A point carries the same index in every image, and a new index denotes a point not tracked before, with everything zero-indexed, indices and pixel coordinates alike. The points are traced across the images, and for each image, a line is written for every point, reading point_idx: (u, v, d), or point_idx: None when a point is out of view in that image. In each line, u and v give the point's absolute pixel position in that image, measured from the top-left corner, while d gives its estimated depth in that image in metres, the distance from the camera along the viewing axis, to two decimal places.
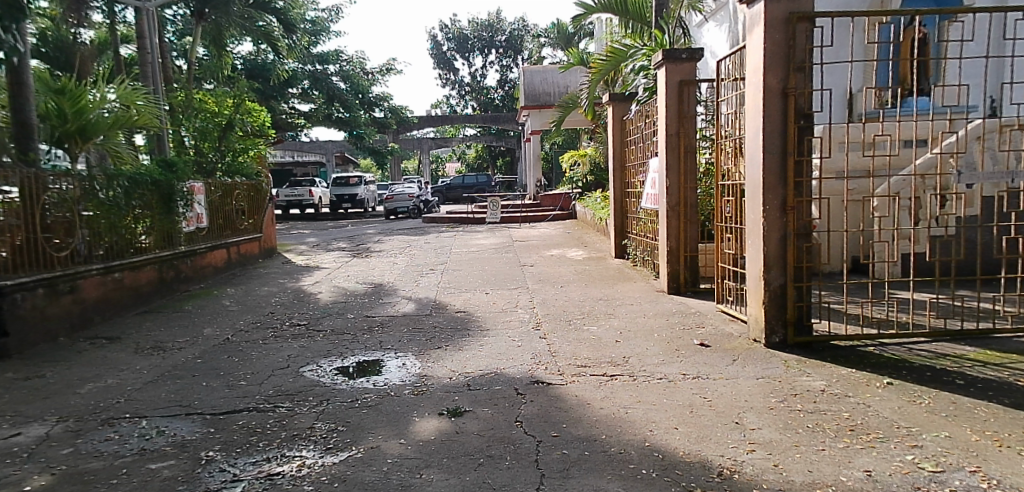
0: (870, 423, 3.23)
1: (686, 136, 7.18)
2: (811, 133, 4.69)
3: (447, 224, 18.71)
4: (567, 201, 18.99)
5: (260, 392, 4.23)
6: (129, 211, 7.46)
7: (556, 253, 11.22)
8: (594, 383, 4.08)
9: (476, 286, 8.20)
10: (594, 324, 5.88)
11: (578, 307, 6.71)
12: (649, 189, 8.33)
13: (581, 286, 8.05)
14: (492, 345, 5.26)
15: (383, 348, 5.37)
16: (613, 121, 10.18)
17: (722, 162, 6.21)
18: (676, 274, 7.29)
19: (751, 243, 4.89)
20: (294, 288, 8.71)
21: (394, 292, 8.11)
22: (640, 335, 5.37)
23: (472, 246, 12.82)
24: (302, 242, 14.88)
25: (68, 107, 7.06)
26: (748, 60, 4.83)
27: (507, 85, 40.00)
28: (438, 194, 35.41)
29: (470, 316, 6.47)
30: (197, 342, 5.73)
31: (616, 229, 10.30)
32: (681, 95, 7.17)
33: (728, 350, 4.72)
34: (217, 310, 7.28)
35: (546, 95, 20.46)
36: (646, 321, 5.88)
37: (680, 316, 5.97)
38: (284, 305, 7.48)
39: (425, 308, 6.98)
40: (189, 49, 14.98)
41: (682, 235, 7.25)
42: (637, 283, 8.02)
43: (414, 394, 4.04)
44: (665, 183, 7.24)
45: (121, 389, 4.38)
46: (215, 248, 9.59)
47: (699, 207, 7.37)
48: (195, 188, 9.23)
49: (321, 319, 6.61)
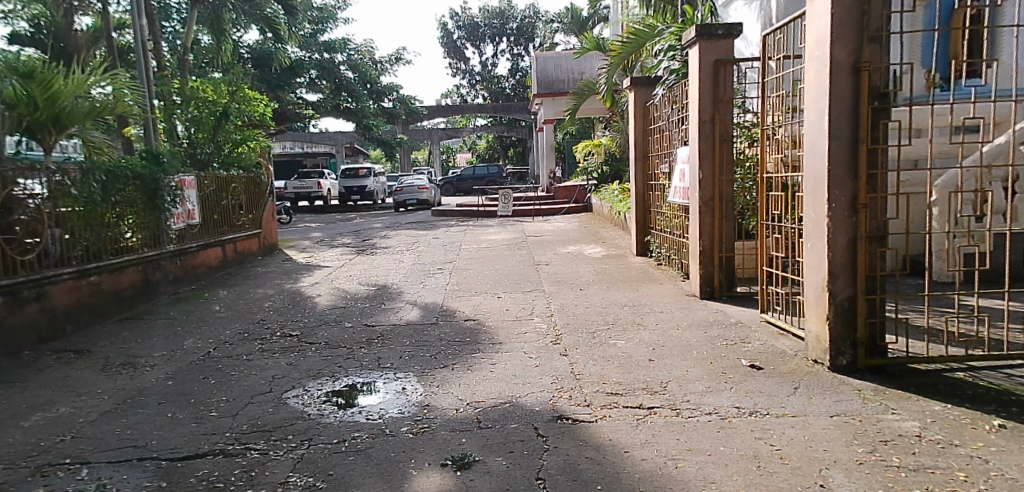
0: (998, 488, 2.51)
1: (722, 122, 6.41)
2: (886, 116, 3.93)
3: (457, 218, 18.05)
4: (582, 194, 18.25)
5: (232, 428, 3.56)
6: (110, 207, 6.81)
7: (573, 249, 10.52)
8: (630, 420, 3.36)
9: (488, 289, 7.53)
10: (622, 337, 5.18)
11: (601, 315, 5.99)
12: (676, 181, 7.57)
13: (603, 288, 7.34)
14: (507, 365, 4.56)
15: (381, 367, 4.69)
16: (635, 107, 9.37)
17: (765, 152, 5.44)
18: (710, 277, 6.55)
19: (811, 247, 4.15)
20: (291, 290, 8.07)
21: (398, 295, 7.44)
22: (677, 352, 4.66)
23: (483, 241, 12.11)
24: (306, 237, 14.25)
25: (39, 93, 6.39)
26: (810, 30, 4.09)
27: (519, 74, 39.13)
28: (448, 186, 34.72)
29: (481, 326, 5.79)
30: (174, 358, 5.09)
31: (639, 224, 9.56)
32: (716, 77, 6.41)
33: (786, 375, 4.00)
34: (205, 317, 6.64)
35: (561, 82, 19.60)
36: (681, 334, 5.17)
37: (719, 329, 5.25)
38: (278, 311, 6.83)
39: (431, 316, 6.30)
40: (190, 37, 14.22)
41: (717, 234, 6.51)
42: (665, 285, 7.29)
43: (413, 433, 3.35)
44: (698, 176, 6.49)
45: (72, 422, 3.73)
46: (208, 246, 8.95)
47: (735, 202, 6.61)
48: (186, 183, 8.50)
49: (316, 329, 5.94)
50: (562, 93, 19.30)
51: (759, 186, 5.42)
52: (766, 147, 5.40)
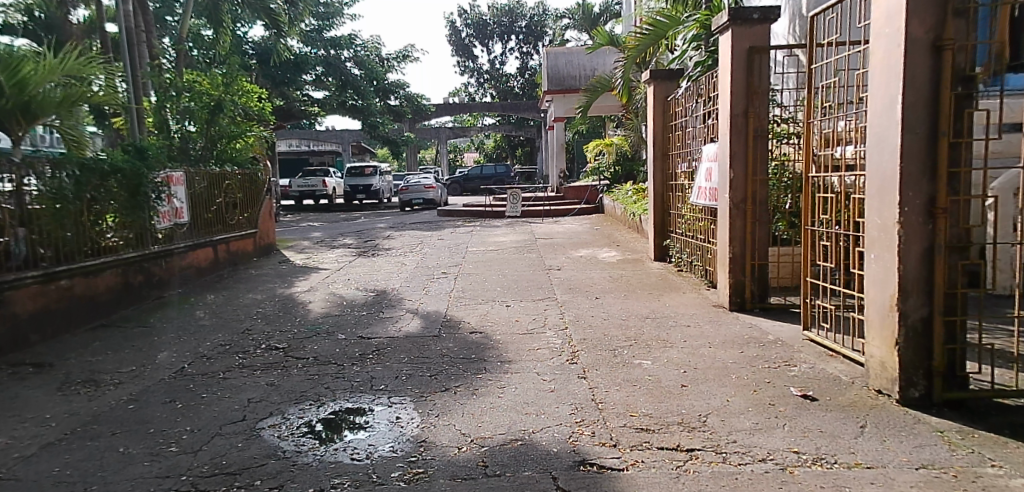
0: None
1: (756, 116, 5.81)
2: (971, 105, 3.32)
3: (464, 218, 17.49)
4: (593, 195, 17.64)
5: (191, 470, 2.98)
6: (86, 204, 6.28)
7: (585, 253, 9.92)
8: (669, 470, 2.78)
9: (495, 296, 6.94)
10: (649, 357, 4.57)
11: (621, 329, 5.39)
12: (700, 180, 6.97)
13: (621, 297, 6.75)
14: (519, 390, 3.97)
15: (374, 389, 4.10)
16: (655, 102, 8.76)
17: (811, 149, 4.80)
18: (741, 287, 5.94)
19: (875, 259, 3.56)
20: (284, 295, 7.50)
21: (398, 303, 6.86)
22: (713, 377, 4.05)
23: (490, 243, 11.53)
24: (307, 237, 13.72)
25: (5, 78, 5.86)
26: (878, 4, 3.49)
27: (528, 73, 38.54)
28: (455, 185, 34.17)
29: (488, 340, 5.21)
30: (143, 374, 4.53)
31: (656, 227, 8.95)
32: (751, 66, 5.79)
33: (848, 410, 3.41)
34: (187, 325, 6.08)
35: (572, 79, 18.93)
36: (715, 354, 4.56)
37: (758, 348, 4.65)
38: (266, 319, 6.26)
39: (433, 327, 5.72)
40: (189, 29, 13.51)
41: (749, 239, 5.90)
42: (688, 295, 6.68)
43: (405, 482, 2.77)
44: (728, 174, 5.88)
45: (5, 458, 3.16)
46: (198, 246, 8.43)
47: (769, 205, 5.99)
48: (173, 179, 7.93)
49: (305, 342, 5.36)
50: (574, 90, 18.65)
51: (804, 186, 4.78)
52: (812, 142, 4.78)
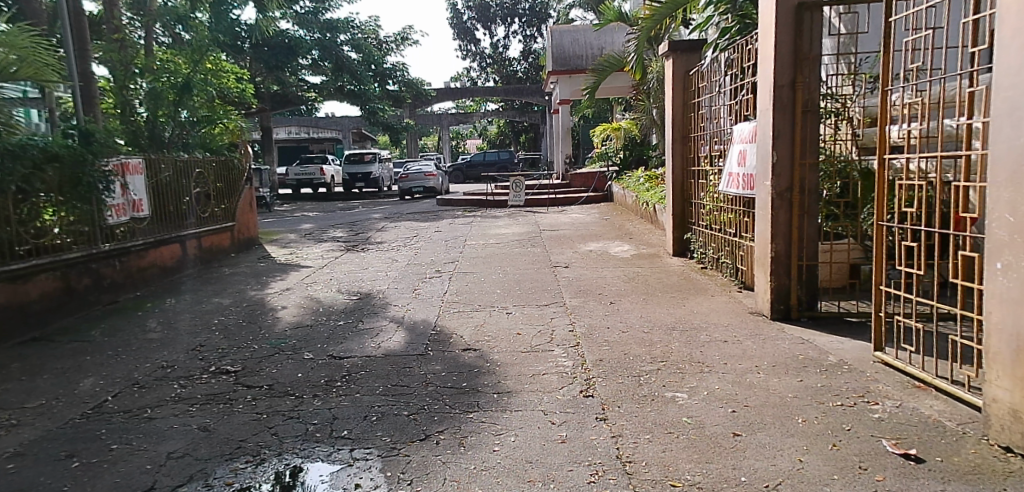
0: None
1: (806, 87, 4.83)
2: None
3: (464, 207, 16.57)
4: (602, 181, 16.58)
5: None
6: (12, 198, 5.36)
7: (596, 247, 8.97)
8: None
9: (494, 301, 6.02)
10: (684, 388, 3.62)
11: (645, 346, 4.45)
12: (731, 164, 5.99)
13: (640, 301, 5.81)
14: (519, 441, 3.03)
15: (333, 437, 3.18)
16: (674, 78, 7.79)
17: (886, 124, 3.82)
18: (785, 292, 4.99)
19: (1009, 269, 2.59)
20: (254, 299, 6.59)
21: (382, 309, 5.93)
22: (773, 421, 3.11)
23: (491, 235, 10.59)
24: (295, 228, 12.81)
25: None
26: None
27: (531, 57, 37.33)
28: (457, 173, 33.26)
29: (483, 361, 4.29)
30: (51, 412, 3.63)
31: (676, 218, 7.99)
32: (800, 26, 4.79)
33: (974, 480, 2.47)
34: (131, 339, 5.16)
35: (578, 59, 17.86)
36: (768, 384, 3.61)
37: (821, 375, 3.71)
38: (225, 332, 5.35)
39: (419, 342, 4.81)
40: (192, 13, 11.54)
41: (796, 234, 4.94)
42: (718, 299, 5.75)
43: None
44: (771, 158, 4.92)
45: None
46: (160, 242, 7.52)
47: (819, 194, 5.02)
48: (129, 167, 6.98)
49: (262, 363, 4.44)
50: (579, 71, 17.69)
51: (877, 172, 3.80)
52: (887, 115, 3.80)
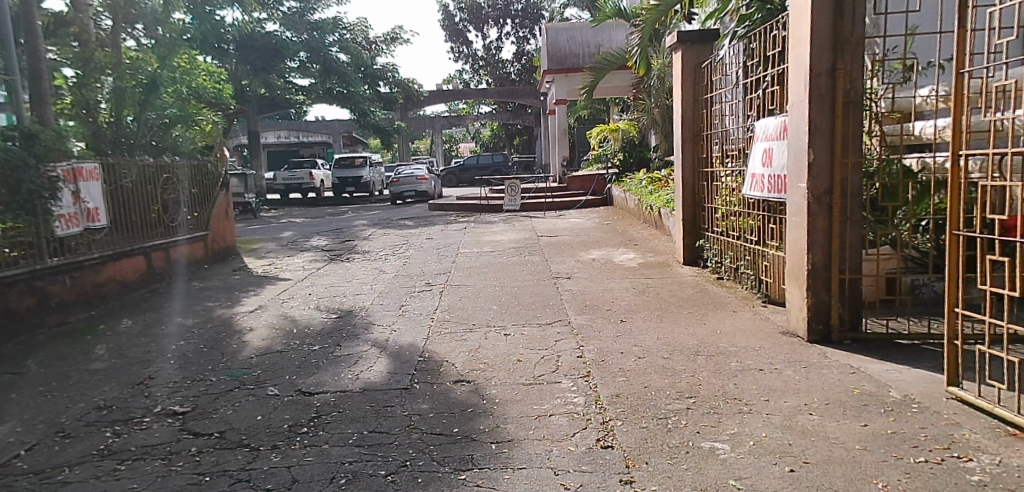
0: None
1: (847, 75, 4.21)
2: None
3: (458, 212, 15.89)
4: (602, 184, 15.69)
5: None
6: None
7: (599, 255, 8.31)
8: None
9: (489, 320, 5.34)
10: (724, 437, 2.96)
11: (668, 378, 3.79)
12: (754, 164, 5.36)
13: (654, 319, 5.15)
14: None
15: None
16: (684, 72, 7.18)
17: (961, 115, 3.17)
18: (824, 310, 4.35)
19: None
20: (221, 319, 5.89)
21: (363, 331, 5.25)
22: (844, 486, 2.46)
23: (485, 243, 9.91)
24: (277, 237, 12.08)
25: None
26: None
27: (524, 58, 36.74)
28: (451, 176, 32.61)
29: (478, 399, 3.61)
30: None
31: (687, 224, 7.35)
32: (841, 4, 4.16)
33: None
34: (70, 371, 4.46)
35: (575, 57, 17.25)
36: (826, 431, 2.96)
37: (889, 417, 3.06)
38: (182, 360, 4.65)
39: (404, 372, 4.14)
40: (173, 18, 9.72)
41: (836, 244, 4.30)
42: (743, 316, 5.10)
43: None
44: (806, 156, 4.29)
45: None
46: (121, 255, 6.84)
47: (862, 197, 4.38)
48: (81, 173, 6.25)
49: (217, 402, 3.76)
50: (576, 70, 17.09)
51: (949, 172, 3.17)
52: (963, 104, 3.15)
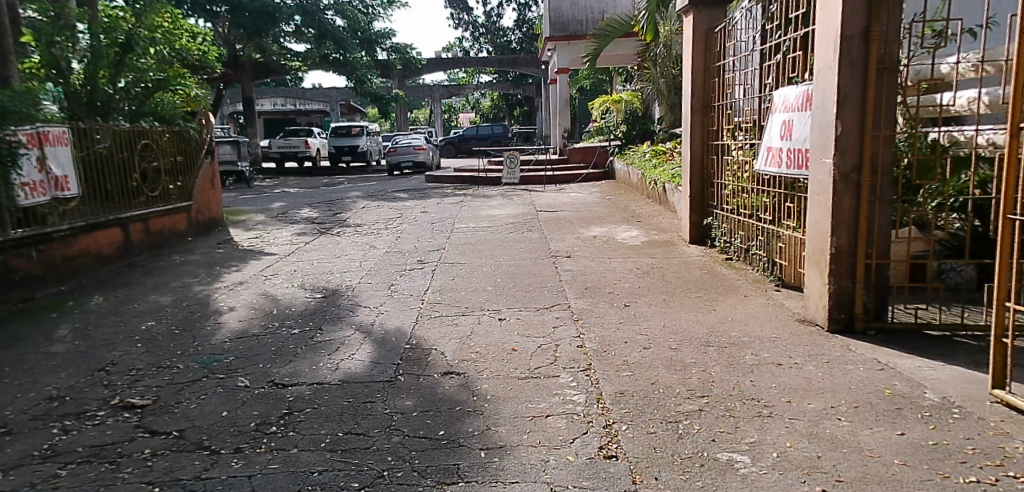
0: None
1: (882, 38, 3.77)
2: None
3: (455, 185, 15.44)
4: (602, 157, 15.53)
5: None
6: None
7: (601, 232, 7.93)
8: None
9: (483, 302, 4.98)
10: (743, 446, 2.62)
11: (678, 373, 3.44)
12: (771, 136, 4.94)
13: (660, 304, 4.79)
14: None
15: None
16: (695, 37, 6.71)
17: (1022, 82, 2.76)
18: (847, 298, 4.00)
19: None
20: (197, 297, 5.53)
21: (348, 313, 4.90)
22: None
23: (483, 218, 9.52)
24: (267, 208, 11.66)
25: None
26: None
27: (525, 26, 35.86)
28: (450, 147, 32.02)
29: (468, 395, 3.27)
30: None
31: (694, 200, 6.95)
32: None
33: None
34: (26, 354, 4.10)
35: (578, 24, 16.63)
36: (858, 441, 2.62)
37: (929, 425, 2.72)
38: (149, 344, 4.30)
39: (388, 361, 3.79)
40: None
41: (864, 225, 3.92)
42: (756, 301, 4.73)
43: None
44: (834, 129, 3.88)
45: None
46: (95, 227, 6.44)
47: (893, 173, 3.98)
48: (48, 137, 5.82)
49: (181, 394, 3.42)
50: (581, 36, 16.39)
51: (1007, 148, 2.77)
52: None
